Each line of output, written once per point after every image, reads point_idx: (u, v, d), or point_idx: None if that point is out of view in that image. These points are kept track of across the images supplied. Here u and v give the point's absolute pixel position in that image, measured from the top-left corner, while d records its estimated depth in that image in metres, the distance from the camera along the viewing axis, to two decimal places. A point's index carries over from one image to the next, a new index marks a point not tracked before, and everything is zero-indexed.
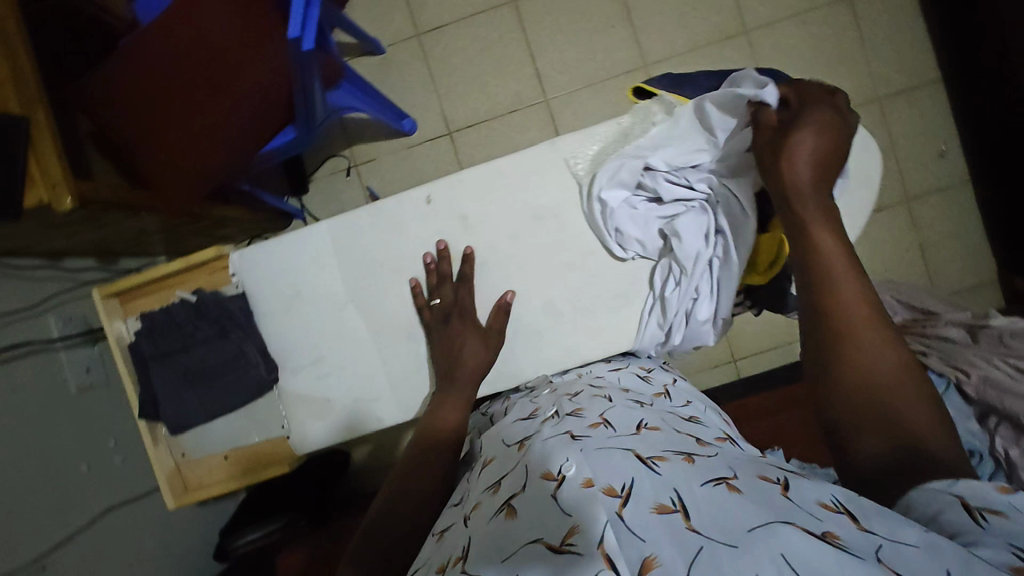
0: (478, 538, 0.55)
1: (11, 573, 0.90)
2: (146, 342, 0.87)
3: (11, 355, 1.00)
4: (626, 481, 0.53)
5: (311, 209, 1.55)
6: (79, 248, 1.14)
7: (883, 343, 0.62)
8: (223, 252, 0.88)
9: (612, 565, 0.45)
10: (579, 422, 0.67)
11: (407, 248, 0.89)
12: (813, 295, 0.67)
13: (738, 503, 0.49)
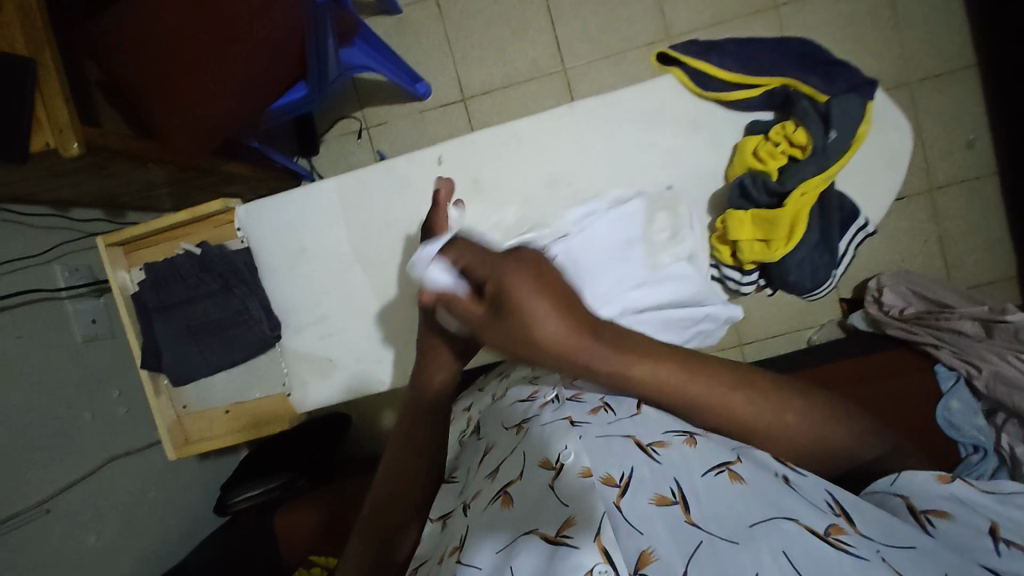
0: (479, 524, 0.59)
1: (15, 514, 0.92)
2: (150, 292, 0.87)
3: (16, 302, 1.00)
4: (625, 471, 0.55)
5: (320, 170, 1.53)
6: (86, 198, 1.13)
7: (732, 396, 0.59)
8: (229, 205, 0.87)
9: (609, 557, 0.49)
10: (580, 407, 0.66)
11: (417, 212, 0.87)
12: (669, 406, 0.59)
13: (735, 496, 0.52)
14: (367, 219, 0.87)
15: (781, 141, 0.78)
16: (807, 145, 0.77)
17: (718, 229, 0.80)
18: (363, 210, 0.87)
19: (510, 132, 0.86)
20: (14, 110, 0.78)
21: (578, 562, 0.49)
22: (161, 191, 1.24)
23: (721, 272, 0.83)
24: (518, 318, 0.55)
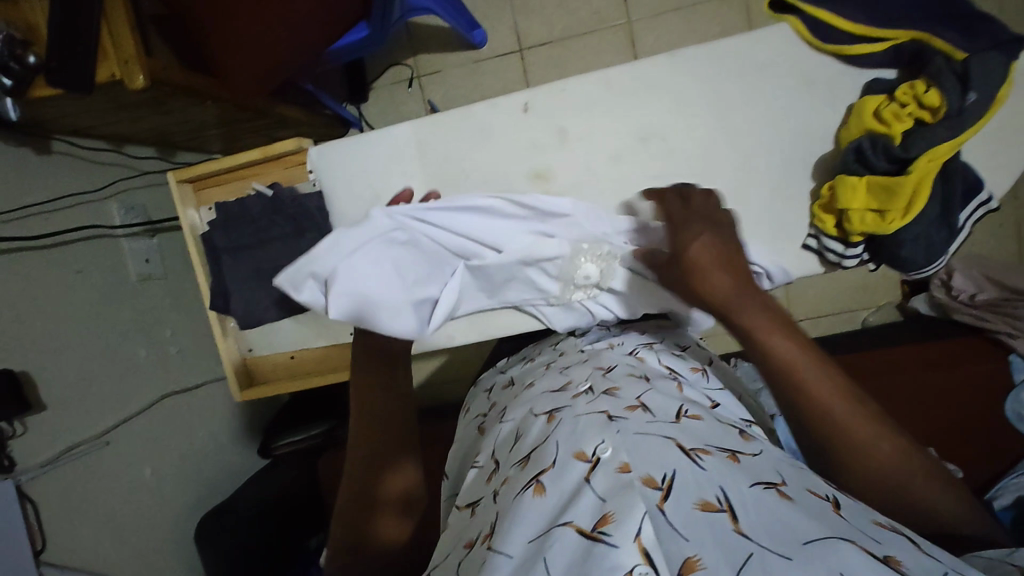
0: (505, 514, 0.53)
1: (78, 444, 0.94)
2: (220, 233, 0.85)
3: (75, 236, 1.00)
4: (667, 471, 0.49)
5: (369, 119, 1.50)
6: (141, 135, 1.12)
7: (849, 409, 0.52)
8: (302, 145, 0.85)
9: (649, 560, 0.42)
10: (614, 401, 0.61)
11: (492, 163, 0.85)
12: (781, 394, 0.55)
13: (789, 511, 0.45)
14: (443, 166, 0.85)
15: (909, 103, 0.71)
16: (940, 108, 0.69)
17: (824, 196, 0.77)
18: (438, 158, 0.85)
19: (588, 85, 0.82)
20: (79, 37, 0.75)
21: (613, 564, 0.42)
22: (212, 133, 1.22)
23: (822, 243, 0.79)
24: (689, 244, 0.66)
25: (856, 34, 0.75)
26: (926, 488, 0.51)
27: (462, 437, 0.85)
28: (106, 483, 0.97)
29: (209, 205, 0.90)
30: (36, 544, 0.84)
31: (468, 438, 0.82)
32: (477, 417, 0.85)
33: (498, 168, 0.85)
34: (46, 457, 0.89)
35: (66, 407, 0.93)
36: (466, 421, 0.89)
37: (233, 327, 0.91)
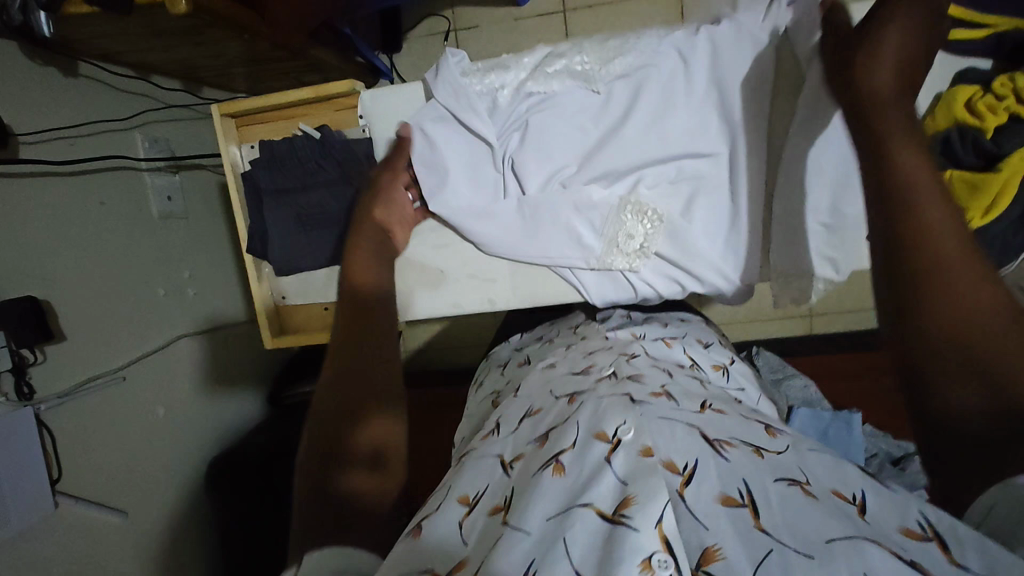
0: (519, 488, 0.45)
1: (96, 377, 0.93)
2: (266, 174, 0.82)
3: (98, 165, 0.97)
4: (692, 461, 0.42)
5: (400, 71, 1.45)
6: (168, 66, 1.07)
7: (963, 235, 0.41)
8: (355, 89, 0.81)
9: (670, 549, 0.37)
10: (640, 387, 0.56)
11: (543, 112, 0.80)
12: (888, 208, 0.43)
13: (813, 507, 0.38)
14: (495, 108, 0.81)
15: (1008, 96, 0.68)
16: None
17: None
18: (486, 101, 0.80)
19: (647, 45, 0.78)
20: None
21: (634, 549, 0.37)
22: (238, 71, 1.18)
23: None
24: (864, 73, 0.51)
25: (961, 20, 0.71)
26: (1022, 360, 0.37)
27: (470, 416, 0.83)
28: (121, 418, 0.97)
29: (252, 142, 0.87)
30: (52, 473, 0.84)
31: (477, 420, 0.77)
32: (488, 396, 0.82)
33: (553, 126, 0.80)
34: (63, 387, 0.87)
35: (85, 339, 0.92)
36: (476, 401, 0.86)
37: (268, 272, 0.89)
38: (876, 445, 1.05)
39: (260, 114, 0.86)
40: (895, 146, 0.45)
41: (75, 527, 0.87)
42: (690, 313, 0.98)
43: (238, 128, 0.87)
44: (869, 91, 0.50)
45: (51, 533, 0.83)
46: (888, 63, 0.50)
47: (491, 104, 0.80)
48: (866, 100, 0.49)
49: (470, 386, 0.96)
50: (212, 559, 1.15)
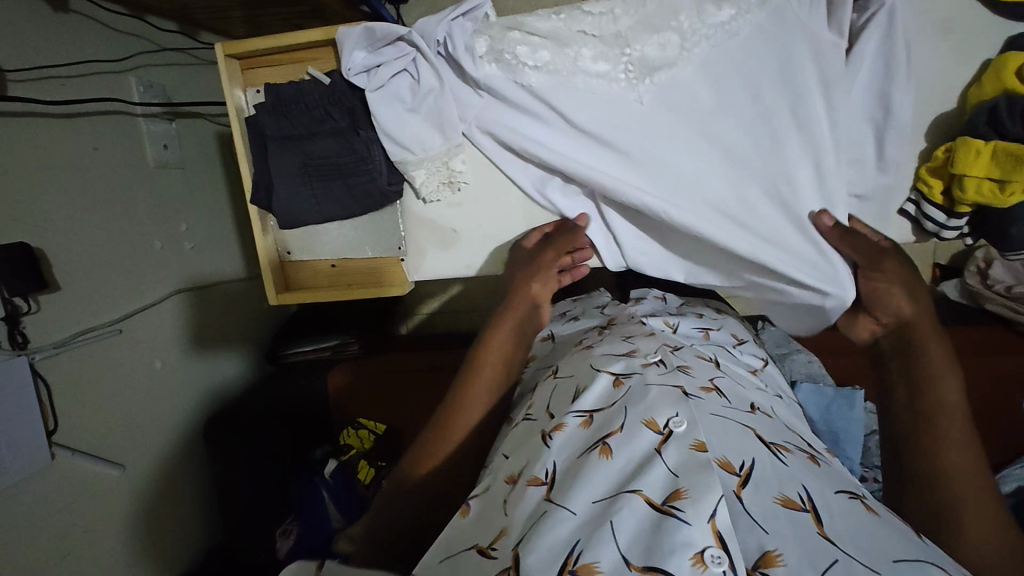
0: (567, 467, 0.53)
1: (91, 328, 0.90)
2: (271, 120, 0.77)
3: (91, 108, 0.92)
4: (745, 460, 0.51)
5: (407, 21, 1.38)
6: (164, 5, 1.02)
7: (967, 456, 0.61)
8: None
9: (723, 544, 0.43)
10: (690, 379, 0.62)
11: (572, 90, 0.75)
12: (907, 420, 0.66)
13: (872, 522, 0.47)
14: (513, 76, 0.75)
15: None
16: None
17: (938, 160, 0.73)
18: (509, 71, 0.75)
19: (699, 55, 0.72)
20: None
21: (685, 540, 0.43)
22: (237, 13, 1.12)
23: (922, 210, 0.76)
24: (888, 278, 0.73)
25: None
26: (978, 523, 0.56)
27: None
28: (118, 371, 0.95)
29: (257, 87, 0.82)
30: (48, 423, 0.82)
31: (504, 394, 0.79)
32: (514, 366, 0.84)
33: (586, 114, 0.75)
34: (59, 337, 0.85)
35: (79, 289, 0.89)
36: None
37: (273, 226, 0.86)
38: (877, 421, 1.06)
39: (266, 56, 0.81)
40: (934, 375, 0.66)
41: (73, 477, 0.86)
42: (724, 304, 0.98)
43: (242, 69, 0.82)
44: (902, 310, 0.72)
45: (49, 483, 0.82)
46: (908, 301, 0.72)
47: (506, 66, 0.74)
48: (898, 326, 0.72)
49: None
50: (212, 514, 1.15)
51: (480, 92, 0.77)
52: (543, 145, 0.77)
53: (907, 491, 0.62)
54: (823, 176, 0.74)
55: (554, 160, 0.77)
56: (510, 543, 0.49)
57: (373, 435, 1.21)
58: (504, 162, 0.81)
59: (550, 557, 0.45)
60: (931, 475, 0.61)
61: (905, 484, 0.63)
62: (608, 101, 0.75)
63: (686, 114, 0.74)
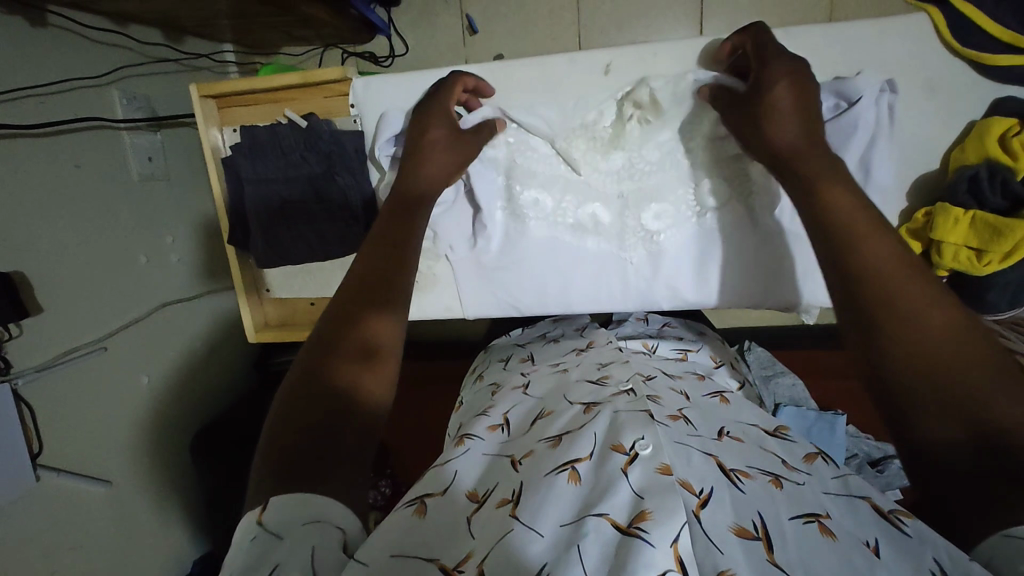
0: (536, 489, 0.55)
1: (75, 348, 0.90)
2: (246, 162, 0.76)
3: (75, 126, 0.91)
4: (705, 486, 0.53)
5: (397, 26, 1.35)
6: (147, 16, 1.00)
7: (901, 262, 0.45)
8: (347, 76, 0.75)
9: (683, 568, 0.45)
10: (659, 408, 0.67)
11: (564, 245, 0.84)
12: (827, 242, 0.49)
13: (826, 546, 0.48)
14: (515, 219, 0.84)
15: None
16: None
17: (919, 221, 0.73)
18: (512, 216, 0.83)
19: (688, 232, 0.81)
20: None
21: (648, 561, 0.45)
22: (222, 21, 1.10)
23: None
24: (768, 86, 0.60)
25: (1010, 45, 0.67)
26: (993, 384, 0.38)
27: (471, 397, 0.93)
28: (104, 389, 0.95)
29: (234, 126, 0.82)
30: (33, 447, 0.83)
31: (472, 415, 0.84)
32: (488, 387, 0.92)
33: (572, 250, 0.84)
34: (42, 360, 0.85)
35: (62, 310, 0.88)
36: (475, 389, 0.95)
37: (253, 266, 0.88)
38: (857, 445, 1.07)
39: (242, 96, 0.80)
40: (826, 193, 0.51)
41: (60, 497, 0.87)
42: (704, 326, 1.10)
43: (220, 109, 0.81)
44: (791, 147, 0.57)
45: (35, 504, 0.83)
46: (792, 120, 0.58)
47: (512, 213, 0.83)
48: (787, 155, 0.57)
49: (470, 376, 1.05)
50: (200, 523, 1.17)
51: (480, 235, 0.85)
52: (520, 252, 0.86)
53: (862, 329, 0.44)
54: (771, 276, 0.81)
55: (528, 268, 0.87)
56: (477, 559, 0.49)
57: None
58: (488, 277, 0.88)
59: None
60: (880, 302, 0.44)
61: (855, 322, 0.45)
62: (590, 242, 0.84)
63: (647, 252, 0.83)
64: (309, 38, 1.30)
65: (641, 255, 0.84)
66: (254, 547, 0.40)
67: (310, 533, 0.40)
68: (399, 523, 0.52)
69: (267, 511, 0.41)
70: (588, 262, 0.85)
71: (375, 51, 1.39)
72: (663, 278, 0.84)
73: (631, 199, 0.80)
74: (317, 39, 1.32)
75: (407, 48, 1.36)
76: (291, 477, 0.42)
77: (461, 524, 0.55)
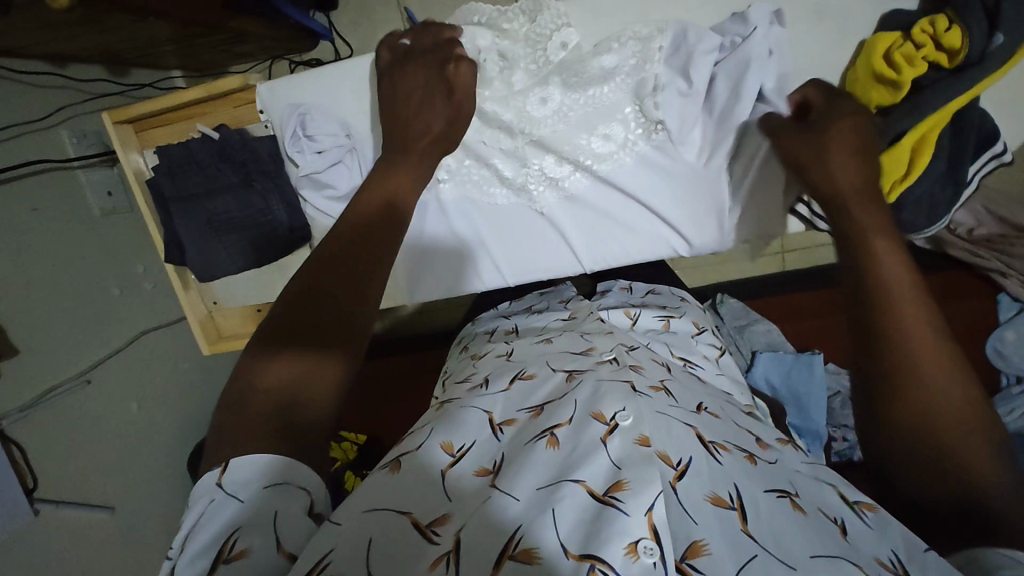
0: (515, 455, 0.53)
1: (56, 384, 0.93)
2: (167, 181, 0.81)
3: (25, 170, 0.93)
4: (683, 456, 0.52)
5: (339, 29, 1.36)
6: (85, 54, 1.02)
7: (926, 319, 0.49)
8: (249, 83, 0.82)
9: (656, 536, 0.45)
10: (641, 377, 0.65)
11: (473, 203, 0.91)
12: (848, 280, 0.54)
13: (797, 520, 0.47)
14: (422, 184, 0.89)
15: (927, 44, 0.71)
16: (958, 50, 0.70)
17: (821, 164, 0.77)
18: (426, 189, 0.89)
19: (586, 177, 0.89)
20: None
21: (621, 530, 0.45)
22: (164, 49, 1.12)
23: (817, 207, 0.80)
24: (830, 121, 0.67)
25: None
26: (980, 452, 0.45)
27: (454, 366, 0.93)
28: (94, 420, 0.99)
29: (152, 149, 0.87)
30: (26, 482, 0.86)
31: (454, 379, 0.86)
32: (470, 355, 0.93)
33: (487, 211, 0.92)
34: (24, 399, 0.88)
35: (37, 350, 0.91)
36: (461, 358, 0.95)
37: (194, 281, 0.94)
38: (840, 382, 1.07)
39: (154, 119, 0.86)
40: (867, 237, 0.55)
41: (62, 527, 0.90)
42: (687, 293, 1.09)
43: (137, 134, 0.87)
44: (837, 176, 0.62)
45: (38, 537, 0.86)
46: (844, 154, 0.63)
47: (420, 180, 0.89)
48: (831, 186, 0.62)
49: (455, 348, 1.07)
50: None
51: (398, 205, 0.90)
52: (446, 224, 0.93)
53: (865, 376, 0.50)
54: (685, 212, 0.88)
55: (463, 240, 0.93)
56: (452, 526, 0.46)
57: (356, 446, 1.23)
58: (427, 250, 0.94)
59: (486, 549, 0.44)
60: (894, 355, 0.49)
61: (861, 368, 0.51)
62: (496, 196, 0.90)
63: (557, 202, 0.90)
64: (254, 54, 1.31)
65: (551, 215, 0.91)
66: (211, 508, 0.42)
67: (271, 497, 0.42)
68: (372, 486, 0.50)
69: (225, 472, 0.43)
70: (508, 222, 0.92)
71: (321, 57, 1.40)
72: (566, 240, 0.92)
73: (528, 152, 0.87)
74: (262, 54, 1.33)
75: (351, 50, 1.37)
76: (285, 446, 0.45)
77: (435, 474, 0.51)
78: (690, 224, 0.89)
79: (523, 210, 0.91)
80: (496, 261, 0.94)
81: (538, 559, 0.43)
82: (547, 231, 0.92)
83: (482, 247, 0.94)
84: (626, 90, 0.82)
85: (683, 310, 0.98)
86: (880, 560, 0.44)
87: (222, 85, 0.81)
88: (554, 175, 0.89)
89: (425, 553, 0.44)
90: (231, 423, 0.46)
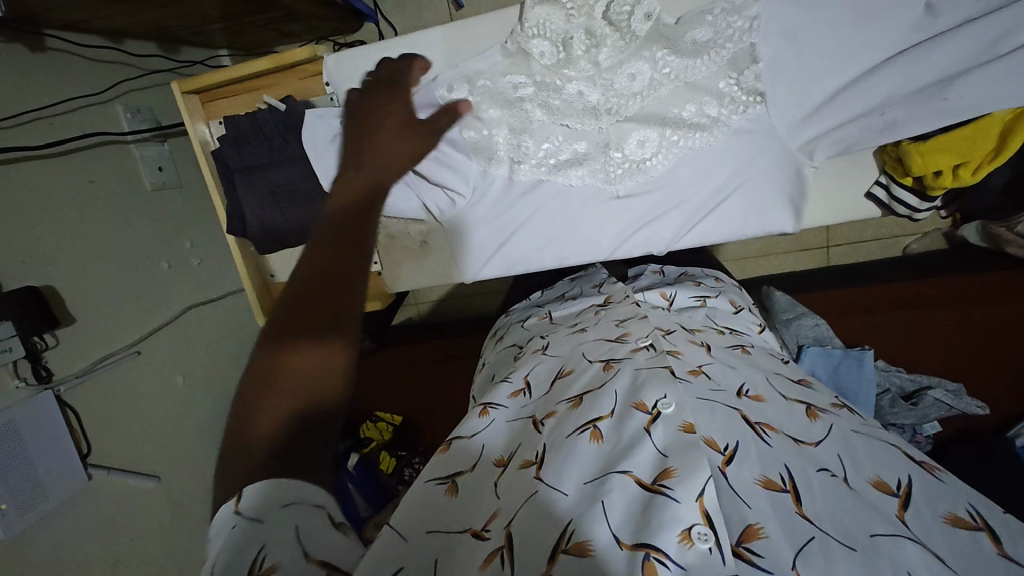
0: (555, 448, 0.54)
1: (110, 354, 0.95)
2: (232, 151, 0.84)
3: (81, 142, 0.95)
4: (729, 442, 0.52)
5: (385, 12, 1.36)
6: (141, 30, 1.03)
7: None
8: (317, 55, 0.82)
9: (709, 522, 0.43)
10: (679, 364, 0.65)
11: (549, 183, 0.91)
12: None
13: (851, 500, 0.48)
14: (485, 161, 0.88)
15: None
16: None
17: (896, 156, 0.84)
18: (504, 169, 0.89)
19: (668, 158, 0.87)
20: None
21: (674, 517, 0.43)
22: (215, 27, 1.13)
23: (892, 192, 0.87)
24: None
25: None
26: None
27: (495, 360, 0.94)
28: (142, 390, 1.00)
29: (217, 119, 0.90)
30: (81, 448, 0.88)
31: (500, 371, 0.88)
32: (510, 347, 0.94)
33: (551, 188, 0.92)
34: (80, 366, 0.90)
35: (93, 320, 0.93)
36: (498, 351, 0.96)
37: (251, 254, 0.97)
38: (889, 380, 1.03)
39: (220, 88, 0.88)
40: None
41: (112, 493, 0.92)
42: (721, 274, 1.07)
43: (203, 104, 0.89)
44: None
45: (90, 502, 0.88)
46: None
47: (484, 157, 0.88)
48: None
49: (491, 338, 1.07)
50: None
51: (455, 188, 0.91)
52: (507, 197, 0.93)
53: None
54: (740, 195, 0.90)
55: (529, 217, 0.95)
56: (503, 522, 0.48)
57: (391, 426, 1.26)
58: (493, 232, 0.96)
59: (545, 538, 0.45)
60: None
61: None
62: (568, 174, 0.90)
63: (634, 180, 0.90)
64: (301, 36, 1.32)
65: (619, 194, 0.92)
66: (236, 534, 0.37)
67: (291, 515, 0.39)
68: (425, 503, 0.52)
69: (243, 498, 0.38)
70: (575, 200, 0.93)
71: (365, 40, 1.40)
72: (632, 223, 0.94)
73: (615, 133, 0.86)
74: (308, 36, 1.34)
75: (395, 32, 1.37)
76: (293, 461, 0.40)
77: (488, 488, 0.55)
78: (757, 208, 0.90)
79: (604, 189, 0.91)
80: (563, 237, 0.96)
81: (591, 551, 0.43)
82: (615, 212, 0.93)
83: (551, 226, 0.95)
84: (717, 61, 0.78)
85: (722, 291, 0.96)
86: (952, 517, 0.48)
87: (290, 57, 0.82)
88: (637, 159, 0.88)
89: (479, 550, 0.47)
90: (238, 424, 0.42)
